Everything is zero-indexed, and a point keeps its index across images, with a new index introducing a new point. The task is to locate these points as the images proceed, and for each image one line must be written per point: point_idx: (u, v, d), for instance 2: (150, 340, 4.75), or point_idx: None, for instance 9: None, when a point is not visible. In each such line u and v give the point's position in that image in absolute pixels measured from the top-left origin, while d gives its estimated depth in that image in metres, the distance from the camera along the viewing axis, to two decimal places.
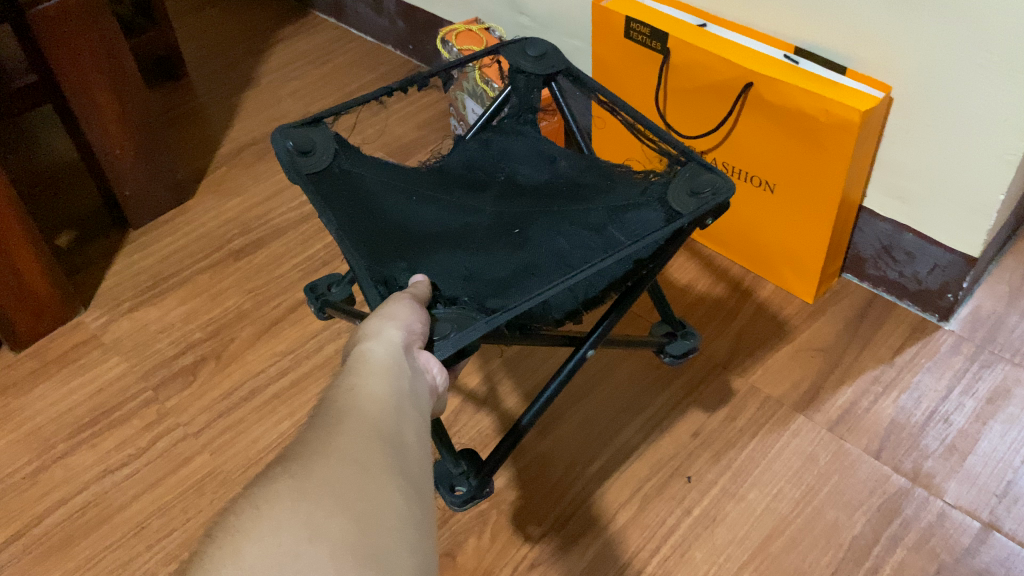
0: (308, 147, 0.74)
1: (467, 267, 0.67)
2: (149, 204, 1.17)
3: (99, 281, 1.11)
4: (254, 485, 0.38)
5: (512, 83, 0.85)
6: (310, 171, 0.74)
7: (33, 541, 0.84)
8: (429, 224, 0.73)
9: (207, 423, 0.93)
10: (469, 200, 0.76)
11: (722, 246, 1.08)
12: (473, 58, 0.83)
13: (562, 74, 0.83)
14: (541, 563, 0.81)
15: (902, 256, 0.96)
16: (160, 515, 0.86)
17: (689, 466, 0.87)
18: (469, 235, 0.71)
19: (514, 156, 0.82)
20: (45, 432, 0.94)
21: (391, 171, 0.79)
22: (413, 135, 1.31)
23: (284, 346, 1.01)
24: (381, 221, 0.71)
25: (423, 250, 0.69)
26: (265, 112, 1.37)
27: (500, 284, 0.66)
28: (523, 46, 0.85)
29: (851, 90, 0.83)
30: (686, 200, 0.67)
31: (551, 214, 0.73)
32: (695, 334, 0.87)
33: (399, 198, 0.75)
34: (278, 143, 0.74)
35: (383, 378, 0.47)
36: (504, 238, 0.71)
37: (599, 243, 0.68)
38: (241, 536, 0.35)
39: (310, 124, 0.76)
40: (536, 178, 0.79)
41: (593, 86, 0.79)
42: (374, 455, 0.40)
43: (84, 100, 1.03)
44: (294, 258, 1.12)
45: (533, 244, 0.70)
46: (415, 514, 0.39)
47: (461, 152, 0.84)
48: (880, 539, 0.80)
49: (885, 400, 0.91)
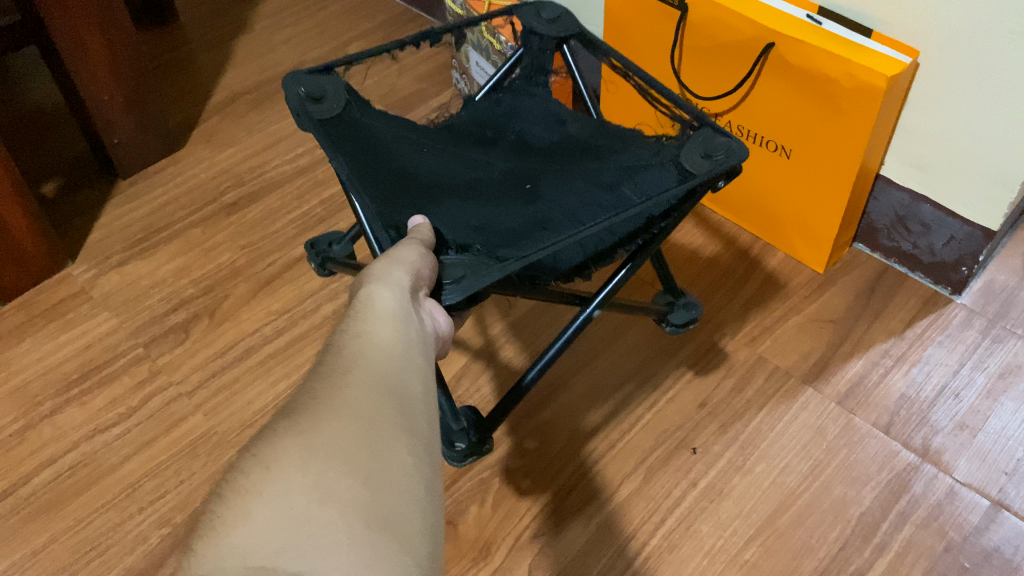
0: (320, 94, 0.70)
1: (476, 217, 0.62)
2: (139, 154, 1.13)
3: (87, 233, 1.07)
4: (260, 438, 0.35)
5: (524, 45, 0.81)
6: (322, 117, 0.69)
7: (21, 500, 0.82)
8: (436, 176, 0.67)
9: (201, 382, 0.91)
10: (479, 158, 0.71)
11: (732, 212, 1.05)
12: (486, 17, 0.79)
13: (576, 37, 0.79)
14: (543, 533, 0.79)
15: (918, 227, 0.94)
16: (153, 476, 0.83)
17: (695, 438, 0.85)
18: (480, 187, 0.67)
19: (524, 122, 0.76)
20: (32, 388, 0.91)
21: (403, 125, 0.74)
22: (412, 88, 1.27)
23: (280, 304, 0.98)
24: (386, 168, 0.66)
25: (432, 197, 0.64)
26: (259, 60, 1.32)
27: (512, 233, 0.61)
28: (537, 8, 0.82)
29: (877, 54, 0.80)
30: (699, 161, 0.63)
31: (563, 171, 0.68)
32: (697, 305, 0.84)
33: (409, 150, 0.70)
34: (290, 88, 0.69)
35: (391, 323, 0.43)
36: (512, 191, 0.66)
37: (609, 198, 0.63)
38: (249, 496, 0.32)
39: (322, 71, 0.71)
40: (545, 142, 0.74)
41: (605, 48, 0.76)
42: (385, 408, 0.37)
43: (71, 44, 0.98)
44: (290, 214, 1.08)
45: (543, 196, 0.65)
46: (427, 472, 0.37)
47: (469, 115, 0.78)
48: (888, 515, 0.79)
49: (895, 373, 0.89)
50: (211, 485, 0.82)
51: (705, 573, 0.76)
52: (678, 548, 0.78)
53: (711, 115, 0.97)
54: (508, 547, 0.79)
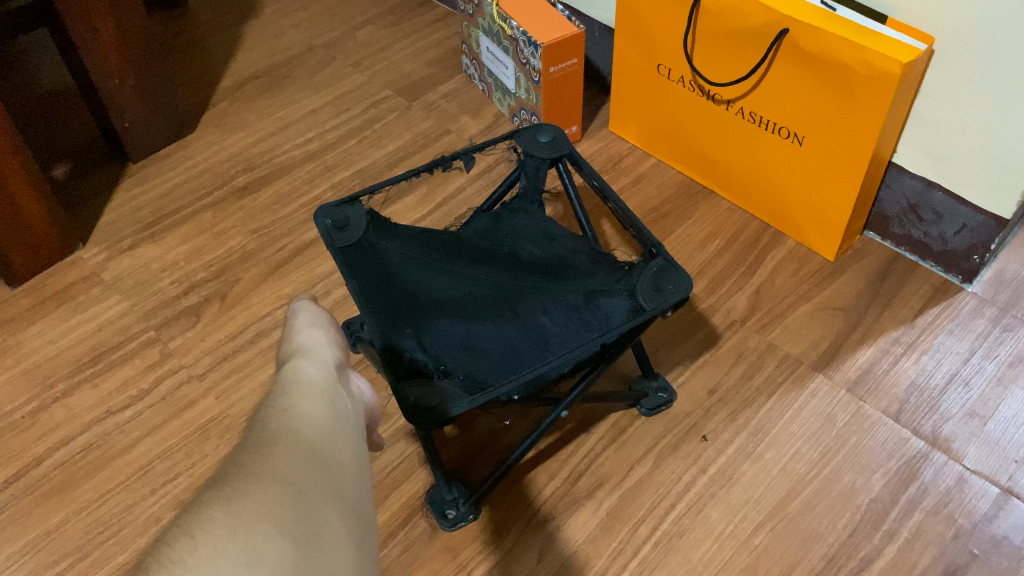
0: (344, 224, 0.79)
1: (464, 338, 0.73)
2: (149, 137, 1.13)
3: (97, 216, 1.07)
4: (183, 509, 0.33)
5: (522, 166, 0.88)
6: (345, 245, 0.78)
7: (35, 481, 0.82)
8: (436, 291, 0.77)
9: (212, 365, 0.91)
10: (472, 269, 0.80)
11: (742, 199, 1.05)
12: (487, 145, 0.87)
13: (568, 159, 0.86)
14: (554, 516, 0.79)
15: (929, 216, 0.94)
16: (165, 459, 0.84)
17: (705, 424, 0.85)
18: (470, 304, 0.76)
19: (522, 232, 0.85)
20: (44, 370, 0.91)
21: (416, 241, 0.83)
22: (422, 72, 1.26)
23: (290, 289, 0.98)
24: (394, 286, 0.76)
25: (428, 316, 0.74)
26: (269, 44, 1.32)
27: (492, 364, 0.71)
28: (535, 132, 0.87)
29: (892, 40, 0.79)
30: (651, 295, 0.72)
31: (538, 291, 0.77)
32: (672, 397, 0.86)
33: (415, 268, 0.79)
34: (319, 221, 0.79)
35: (315, 395, 0.44)
36: (497, 311, 0.75)
37: (577, 324, 0.73)
38: (174, 562, 0.30)
39: (347, 202, 0.81)
40: (536, 254, 0.83)
41: (593, 179, 0.82)
42: (311, 474, 0.36)
43: (83, 27, 0.98)
44: (300, 198, 1.08)
45: (520, 316, 0.75)
46: (358, 538, 0.35)
47: (473, 224, 0.87)
48: (898, 502, 0.79)
49: (905, 361, 0.89)
50: None
51: (714, 557, 0.76)
52: (688, 533, 0.78)
53: (723, 100, 0.97)
54: (518, 531, 0.79)
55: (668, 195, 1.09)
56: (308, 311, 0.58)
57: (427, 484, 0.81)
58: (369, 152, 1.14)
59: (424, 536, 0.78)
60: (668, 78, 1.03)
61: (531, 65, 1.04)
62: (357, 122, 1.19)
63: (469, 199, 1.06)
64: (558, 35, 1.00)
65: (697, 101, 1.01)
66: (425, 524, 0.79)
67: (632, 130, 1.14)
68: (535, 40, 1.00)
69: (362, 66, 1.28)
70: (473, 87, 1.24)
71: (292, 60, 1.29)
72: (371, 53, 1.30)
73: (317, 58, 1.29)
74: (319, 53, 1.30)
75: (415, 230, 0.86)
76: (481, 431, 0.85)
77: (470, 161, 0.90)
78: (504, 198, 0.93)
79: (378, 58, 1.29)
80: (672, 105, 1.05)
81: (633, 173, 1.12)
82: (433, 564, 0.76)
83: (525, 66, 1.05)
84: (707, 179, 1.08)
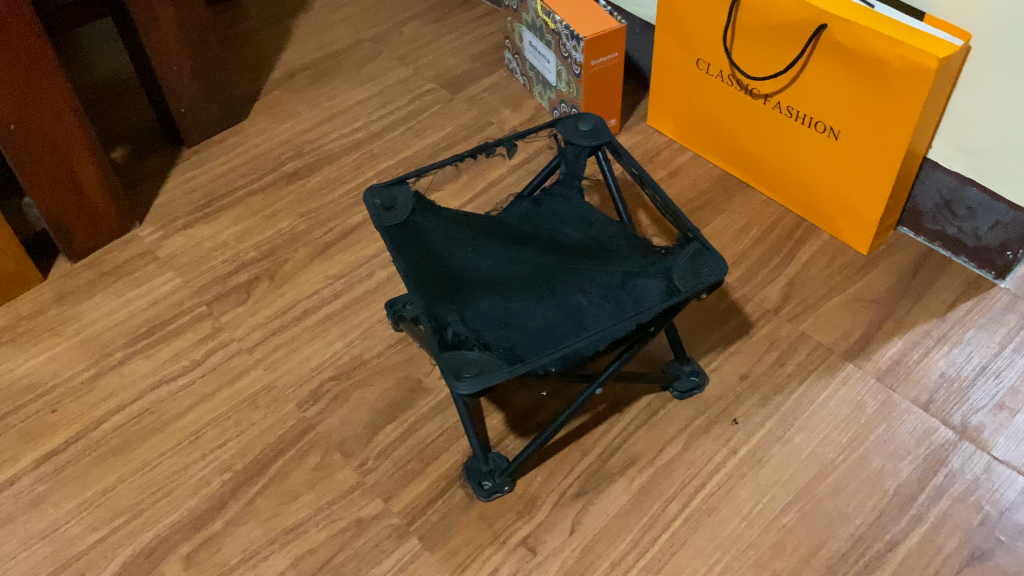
0: (391, 204, 0.83)
1: (505, 314, 0.75)
2: (203, 123, 1.17)
3: (153, 197, 1.12)
4: None
5: (562, 153, 0.91)
6: (392, 224, 0.82)
7: (93, 443, 0.87)
8: (478, 269, 0.80)
9: (261, 339, 0.95)
10: (513, 251, 0.83)
11: (777, 193, 1.07)
12: (528, 132, 0.90)
13: (607, 147, 0.88)
14: (587, 491, 0.82)
15: (963, 211, 0.95)
16: (215, 426, 0.88)
17: (736, 408, 0.88)
18: (510, 283, 0.79)
19: (560, 217, 0.88)
20: (102, 339, 0.96)
21: (460, 223, 0.86)
22: (466, 66, 1.30)
23: (336, 269, 1.02)
24: (438, 264, 0.80)
25: (470, 293, 0.77)
26: (318, 37, 1.36)
27: (531, 340, 0.73)
28: (575, 121, 0.90)
29: (929, 36, 0.81)
30: (686, 277, 0.74)
31: (577, 272, 0.80)
32: (704, 378, 0.89)
33: (459, 248, 0.82)
34: (367, 200, 0.83)
35: None
36: (536, 290, 0.78)
37: (613, 303, 0.76)
38: None
39: (394, 184, 0.85)
40: (574, 238, 0.85)
41: (631, 166, 0.85)
42: None
43: (145, 14, 1.02)
44: (346, 184, 1.12)
45: (559, 295, 0.77)
46: None
47: (514, 209, 0.90)
48: (925, 488, 0.80)
49: (935, 353, 0.91)
50: (270, 436, 0.87)
51: (742, 535, 0.78)
52: (717, 511, 0.80)
53: (759, 95, 0.99)
54: (552, 503, 0.81)
55: (705, 188, 1.11)
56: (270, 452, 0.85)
57: (465, 456, 0.84)
58: (413, 142, 1.18)
59: (461, 504, 0.81)
60: (707, 73, 1.05)
61: (573, 58, 1.07)
62: (403, 112, 1.22)
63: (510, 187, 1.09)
64: (600, 30, 1.03)
65: (735, 96, 1.03)
66: (462, 494, 0.82)
67: (670, 124, 1.17)
68: (578, 34, 1.03)
69: (408, 60, 1.31)
70: (514, 81, 1.27)
71: (340, 53, 1.33)
72: (416, 47, 1.34)
73: (364, 51, 1.33)
74: (367, 47, 1.34)
75: (458, 213, 0.89)
76: (518, 407, 0.88)
77: (514, 148, 0.93)
78: (543, 185, 0.96)
79: (423, 52, 1.33)
80: (710, 99, 1.07)
81: (669, 166, 1.14)
82: (469, 531, 0.79)
83: (567, 59, 1.08)
84: (743, 173, 1.10)
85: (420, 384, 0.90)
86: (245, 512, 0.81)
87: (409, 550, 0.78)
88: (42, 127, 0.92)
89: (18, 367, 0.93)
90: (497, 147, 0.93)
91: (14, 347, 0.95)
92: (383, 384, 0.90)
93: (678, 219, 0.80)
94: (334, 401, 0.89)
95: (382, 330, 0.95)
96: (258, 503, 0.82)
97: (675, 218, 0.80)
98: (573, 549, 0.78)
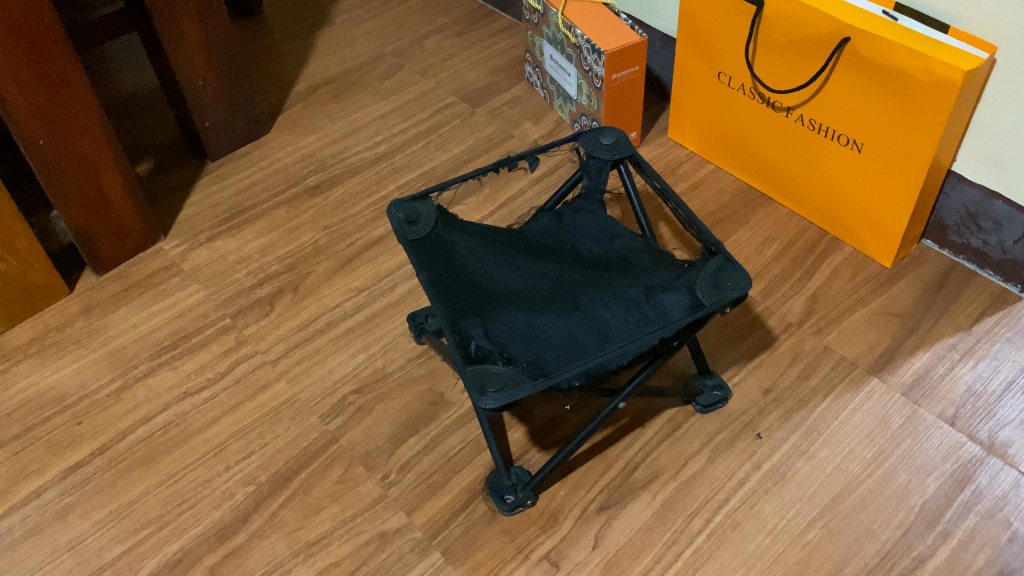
0: (414, 218, 0.84)
1: (528, 328, 0.75)
2: (228, 136, 1.18)
3: (179, 210, 1.13)
4: None
5: (584, 166, 0.91)
6: (415, 238, 0.82)
7: (118, 455, 0.87)
8: (501, 284, 0.80)
9: (285, 352, 0.96)
10: (535, 265, 0.83)
11: (800, 206, 1.07)
12: (551, 145, 0.90)
13: (629, 159, 0.88)
14: (609, 506, 0.82)
15: (989, 225, 0.94)
16: (239, 438, 0.88)
17: (760, 423, 0.87)
18: (533, 298, 0.79)
19: (583, 231, 0.88)
20: (127, 351, 0.96)
21: (483, 238, 0.86)
22: (487, 80, 1.30)
23: (359, 282, 1.02)
24: (462, 278, 0.80)
25: (494, 308, 0.77)
26: (340, 51, 1.37)
27: (554, 354, 0.73)
28: (597, 134, 0.90)
29: (954, 48, 0.81)
30: (710, 291, 0.74)
31: (600, 287, 0.79)
32: (727, 390, 0.88)
33: (483, 262, 0.82)
34: (391, 214, 0.83)
35: None
36: (559, 304, 0.78)
37: (636, 318, 0.75)
38: None
39: (418, 198, 0.85)
40: (596, 251, 0.85)
41: (654, 177, 0.85)
42: None
43: (172, 30, 1.04)
44: (369, 198, 1.13)
45: (582, 309, 0.77)
46: None
47: (537, 223, 0.90)
48: (952, 504, 0.80)
49: (962, 367, 0.90)
50: (294, 449, 0.87)
51: (767, 550, 0.78)
52: (741, 526, 0.79)
53: (780, 107, 0.99)
54: (575, 517, 0.81)
55: (726, 201, 1.11)
56: (297, 463, 0.86)
57: (488, 470, 0.84)
58: (435, 156, 1.18)
59: (484, 518, 0.81)
60: (729, 86, 1.05)
61: (594, 72, 1.07)
62: (424, 126, 1.23)
63: (531, 200, 1.10)
64: (621, 44, 1.03)
65: (757, 109, 1.03)
66: (485, 507, 0.82)
67: (691, 136, 1.17)
68: (599, 48, 1.03)
69: (429, 74, 1.32)
70: (535, 94, 1.27)
71: (362, 67, 1.34)
72: (437, 61, 1.35)
73: (386, 66, 1.34)
74: (388, 61, 1.35)
75: (481, 227, 0.89)
76: (540, 422, 0.88)
77: (535, 160, 0.92)
78: (565, 198, 0.96)
79: (444, 67, 1.33)
80: (732, 113, 1.07)
81: (691, 178, 1.14)
82: (493, 545, 0.79)
83: (589, 73, 1.09)
84: (765, 185, 1.10)
85: (443, 398, 0.90)
86: (270, 525, 0.81)
87: (432, 563, 0.78)
88: (72, 144, 0.93)
89: (45, 379, 0.94)
90: (519, 159, 0.93)
91: (41, 359, 0.96)
92: (405, 398, 0.91)
93: (700, 231, 0.79)
94: (356, 414, 0.89)
95: (404, 342, 0.96)
96: (283, 515, 0.82)
97: (697, 231, 0.80)
98: (595, 565, 0.78)
